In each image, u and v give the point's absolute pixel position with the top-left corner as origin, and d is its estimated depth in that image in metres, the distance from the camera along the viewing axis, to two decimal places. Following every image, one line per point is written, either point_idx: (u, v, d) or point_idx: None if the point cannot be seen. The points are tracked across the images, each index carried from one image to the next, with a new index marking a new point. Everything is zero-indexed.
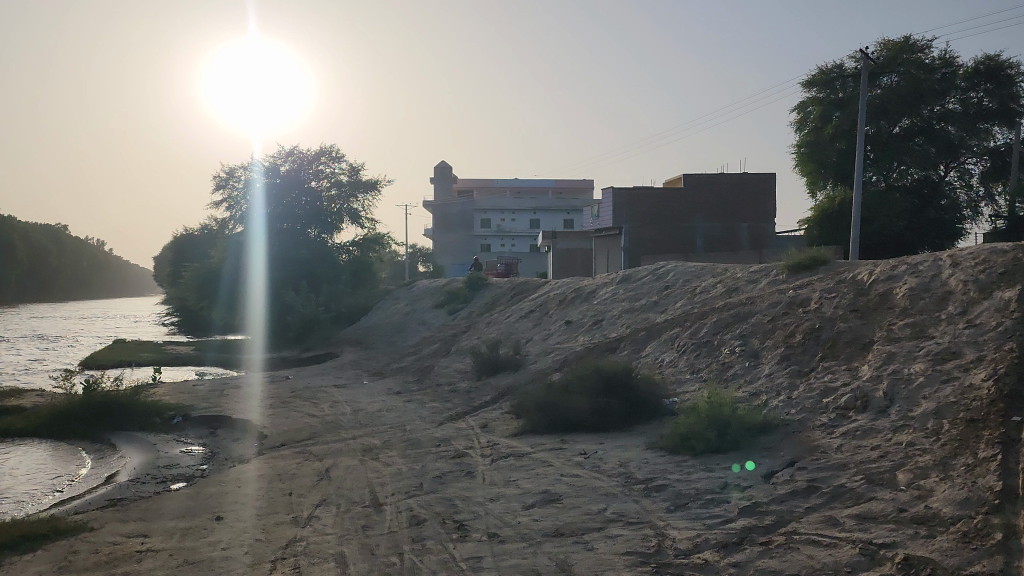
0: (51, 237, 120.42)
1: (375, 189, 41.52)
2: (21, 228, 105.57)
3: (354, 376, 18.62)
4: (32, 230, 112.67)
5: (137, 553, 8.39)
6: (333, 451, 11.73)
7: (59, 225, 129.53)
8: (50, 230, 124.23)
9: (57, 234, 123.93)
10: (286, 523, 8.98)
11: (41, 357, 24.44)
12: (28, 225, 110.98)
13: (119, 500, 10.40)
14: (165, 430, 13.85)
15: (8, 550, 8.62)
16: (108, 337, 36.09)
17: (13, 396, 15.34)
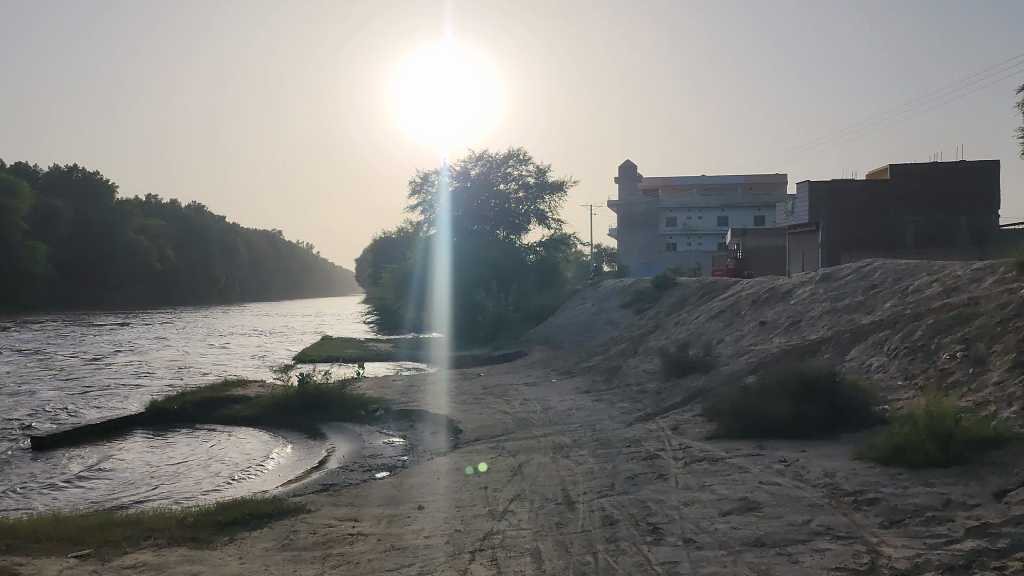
0: (270, 244, 132.38)
1: (561, 190, 41.97)
2: (244, 235, 116.81)
3: (543, 374, 18.96)
4: (251, 234, 124.08)
5: (349, 536, 9.00)
6: (525, 448, 11.99)
7: (275, 233, 142.00)
8: (269, 237, 136.65)
9: (275, 241, 135.97)
10: (483, 516, 9.28)
11: (261, 351, 26.87)
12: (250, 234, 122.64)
13: (332, 485, 11.20)
14: (369, 423, 14.76)
15: (238, 526, 9.55)
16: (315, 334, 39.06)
17: (238, 387, 16.90)
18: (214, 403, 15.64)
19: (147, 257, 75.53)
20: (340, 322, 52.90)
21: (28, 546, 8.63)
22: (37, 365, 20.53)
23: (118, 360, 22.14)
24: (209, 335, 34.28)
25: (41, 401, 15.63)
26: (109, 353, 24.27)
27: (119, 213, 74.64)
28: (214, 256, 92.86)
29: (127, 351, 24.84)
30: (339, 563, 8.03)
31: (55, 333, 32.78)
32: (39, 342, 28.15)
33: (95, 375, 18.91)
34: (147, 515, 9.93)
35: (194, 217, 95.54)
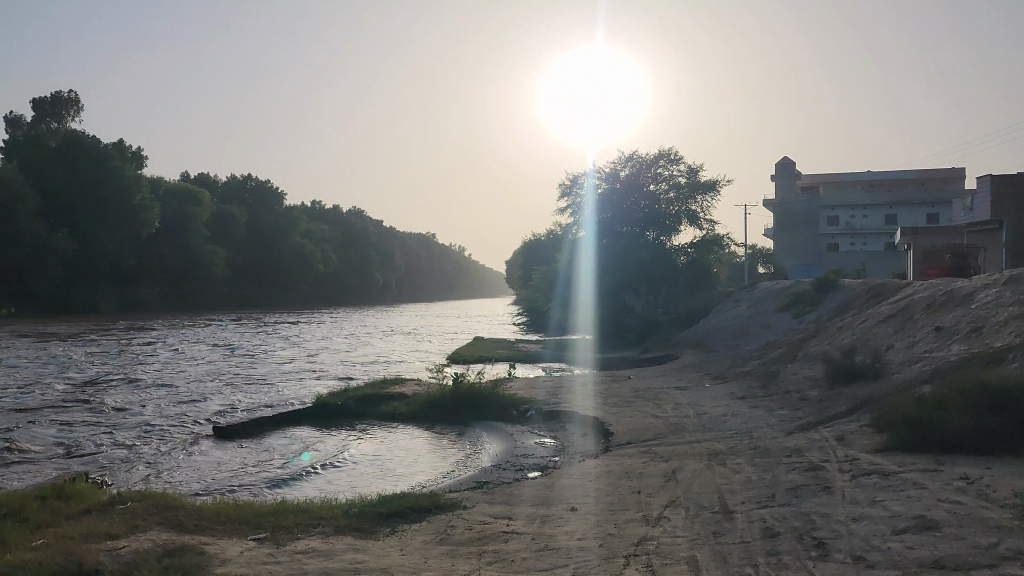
0: (424, 246, 137.36)
1: (715, 189, 40.82)
2: (400, 237, 121.79)
3: (695, 379, 18.51)
4: (406, 237, 128.91)
5: (504, 534, 9.15)
6: (679, 454, 11.76)
7: (429, 236, 147.08)
8: (424, 239, 141.87)
9: (429, 243, 140.98)
10: (637, 520, 9.18)
11: (417, 350, 27.85)
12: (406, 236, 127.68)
13: (485, 483, 11.43)
14: (520, 422, 14.94)
15: (399, 519, 9.93)
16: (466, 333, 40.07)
17: (395, 384, 17.62)
18: (373, 399, 16.36)
19: (312, 258, 80.14)
20: (490, 322, 53.97)
21: (212, 527, 9.36)
22: (220, 360, 22.29)
23: (290, 356, 23.66)
24: (368, 334, 35.95)
25: (221, 393, 16.94)
26: (280, 349, 25.97)
27: (288, 218, 79.60)
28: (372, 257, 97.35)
29: (297, 348, 26.49)
30: (495, 560, 8.18)
31: (235, 331, 35.51)
32: (219, 338, 30.50)
33: (269, 370, 20.29)
34: (315, 503, 10.55)
35: (354, 222, 100.40)
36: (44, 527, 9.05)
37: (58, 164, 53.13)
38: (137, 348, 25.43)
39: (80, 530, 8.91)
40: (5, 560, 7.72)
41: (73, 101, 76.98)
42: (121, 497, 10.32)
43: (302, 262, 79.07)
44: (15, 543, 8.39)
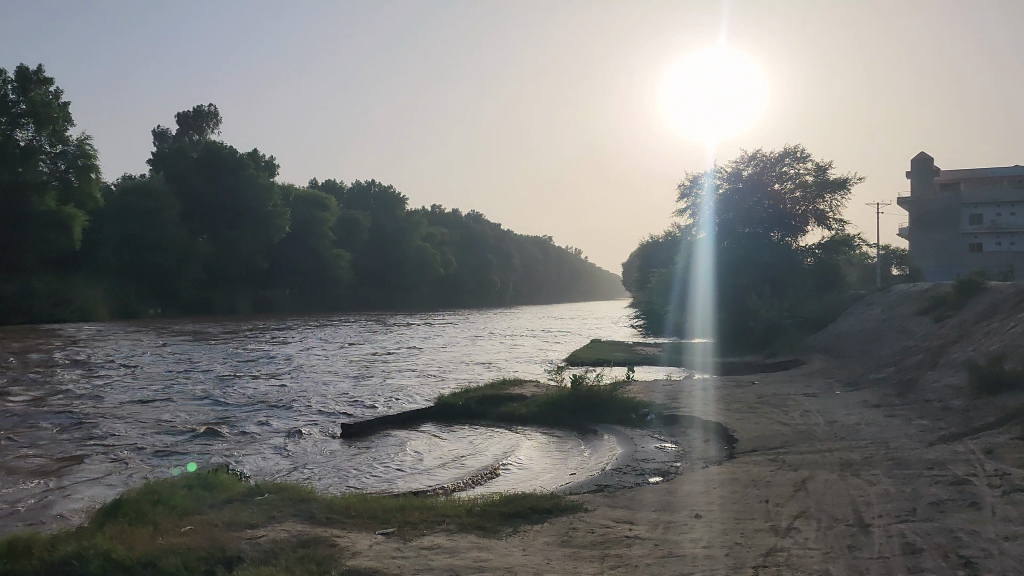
0: (541, 249, 138.12)
1: (845, 187, 39.06)
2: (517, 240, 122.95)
3: (825, 385, 17.74)
4: (522, 239, 129.98)
5: (626, 539, 9.06)
6: (809, 463, 11.32)
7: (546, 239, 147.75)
8: (541, 242, 142.66)
9: (546, 245, 141.64)
10: (765, 531, 8.89)
11: (536, 352, 28.00)
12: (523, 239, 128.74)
13: (606, 487, 11.36)
14: (641, 427, 14.74)
15: (520, 518, 10.02)
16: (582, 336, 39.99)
17: (514, 386, 17.76)
18: (493, 400, 16.55)
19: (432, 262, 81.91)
20: (607, 325, 53.63)
21: (343, 520, 9.72)
22: (348, 359, 23.13)
23: (412, 356, 24.29)
24: (486, 335, 36.44)
25: (348, 392, 17.59)
26: (404, 350, 26.69)
27: (409, 222, 81.66)
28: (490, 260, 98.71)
29: (420, 349, 27.16)
30: (618, 565, 8.11)
31: (360, 332, 36.81)
32: (346, 338, 31.65)
33: (393, 369, 20.89)
34: (440, 500, 10.78)
35: (472, 225, 102.01)
36: (190, 514, 9.64)
37: (201, 172, 57.04)
38: (271, 347, 26.75)
39: (222, 518, 9.44)
40: (157, 543, 8.29)
41: (213, 114, 81.79)
42: (258, 488, 10.87)
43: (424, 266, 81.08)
44: (164, 527, 8.98)
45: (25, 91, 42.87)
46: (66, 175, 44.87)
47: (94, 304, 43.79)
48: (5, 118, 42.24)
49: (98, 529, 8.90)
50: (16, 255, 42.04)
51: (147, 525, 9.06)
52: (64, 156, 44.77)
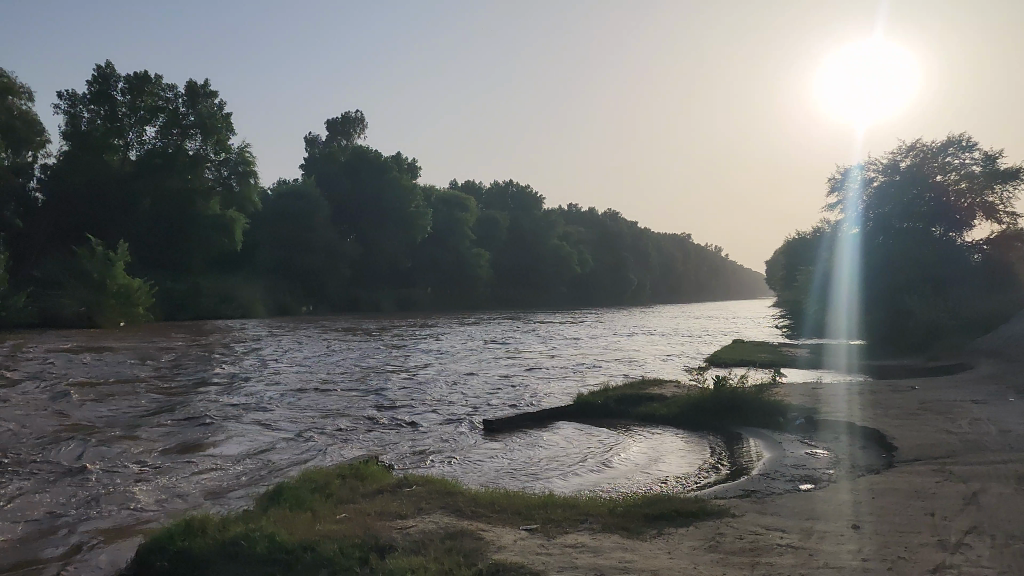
0: (679, 247, 135.70)
1: (1019, 178, 35.49)
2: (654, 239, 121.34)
3: (996, 392, 16.43)
4: (660, 237, 128.10)
5: (777, 547, 8.73)
6: (980, 475, 10.52)
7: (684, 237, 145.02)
8: (679, 239, 140.14)
9: (684, 244, 138.96)
10: (932, 546, 8.34)
11: (677, 352, 27.51)
12: (660, 237, 126.89)
13: (754, 492, 11.00)
14: (790, 431, 14.16)
15: (665, 521, 9.85)
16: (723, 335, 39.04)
17: (655, 386, 17.49)
18: (633, 400, 16.38)
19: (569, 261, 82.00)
20: (752, 326, 51.95)
21: (488, 515, 9.91)
22: (490, 357, 23.58)
23: (553, 355, 24.46)
24: (624, 334, 36.22)
25: (488, 388, 17.92)
26: (545, 349, 26.93)
27: (546, 221, 82.24)
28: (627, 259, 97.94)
29: (560, 348, 27.33)
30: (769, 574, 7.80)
31: (501, 330, 37.51)
32: (486, 336, 32.25)
33: (533, 368, 21.11)
34: (583, 499, 10.79)
35: (609, 223, 101.53)
36: (345, 502, 10.10)
37: (349, 176, 60.19)
38: (415, 344, 27.66)
39: (374, 507, 9.86)
40: (316, 528, 8.74)
41: (359, 120, 85.64)
42: (406, 480, 11.26)
43: (562, 266, 81.43)
44: (322, 514, 9.47)
45: (193, 104, 46.34)
46: (229, 180, 48.27)
47: (252, 302, 46.75)
48: (176, 130, 45.87)
49: (262, 513, 9.49)
50: (184, 256, 45.51)
51: (306, 511, 9.58)
52: (227, 163, 47.97)
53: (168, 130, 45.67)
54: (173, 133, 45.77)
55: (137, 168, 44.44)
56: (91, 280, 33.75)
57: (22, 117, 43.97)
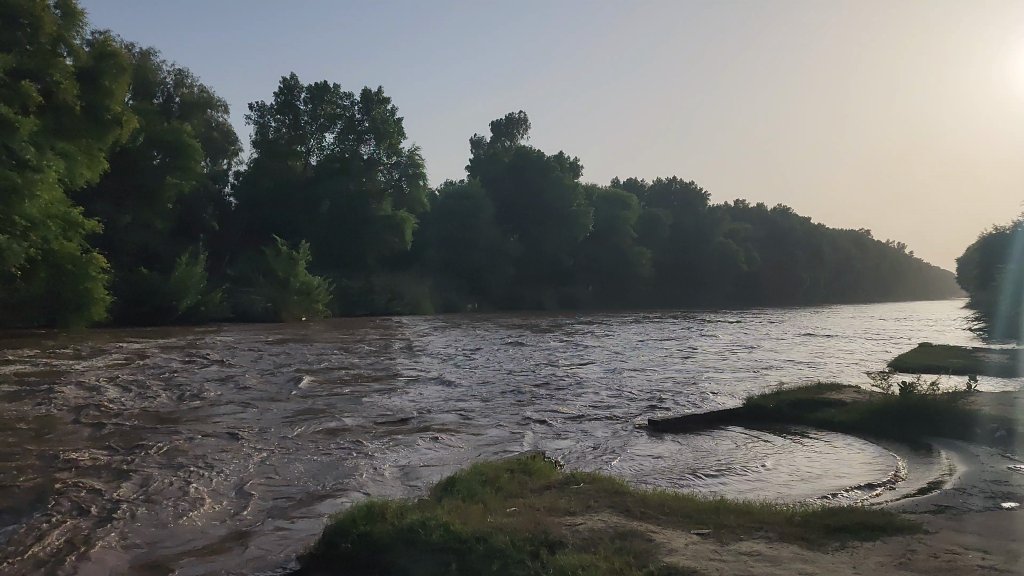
0: (857, 244, 127.76)
1: None
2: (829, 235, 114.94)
3: None
4: (835, 233, 121.26)
5: (978, 569, 8.01)
6: None
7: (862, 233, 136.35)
8: (856, 235, 131.94)
9: (862, 239, 130.66)
10: None
11: (861, 355, 25.84)
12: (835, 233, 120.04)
13: (947, 508, 10.17)
14: (988, 443, 12.95)
15: (848, 534, 9.28)
16: (912, 338, 36.30)
17: (833, 390, 16.57)
18: (808, 405, 15.59)
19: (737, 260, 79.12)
20: (942, 327, 48.19)
21: (658, 516, 9.74)
22: (657, 357, 23.25)
23: (723, 355, 23.76)
24: (799, 335, 34.66)
25: (655, 388, 17.69)
26: (715, 348, 26.22)
27: (710, 218, 80.05)
28: (799, 256, 93.35)
29: (730, 348, 26.49)
30: None
31: (669, 329, 36.96)
32: (653, 335, 31.75)
33: (702, 368, 20.63)
34: (757, 506, 10.40)
35: (779, 219, 97.39)
36: (514, 496, 10.25)
37: (512, 174, 61.54)
38: (580, 342, 27.69)
39: (543, 503, 9.96)
40: (489, 520, 8.92)
41: (522, 121, 87.05)
42: (574, 477, 11.29)
43: (728, 265, 78.73)
44: (493, 507, 9.66)
45: (368, 110, 48.54)
46: (399, 183, 50.34)
47: (419, 299, 48.54)
48: (352, 135, 48.54)
49: (438, 502, 9.82)
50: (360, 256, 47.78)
51: (477, 503, 9.82)
52: (398, 166, 50.07)
53: (345, 135, 48.45)
54: (349, 138, 48.45)
55: (317, 173, 47.37)
56: (277, 277, 36.38)
57: (218, 129, 48.11)
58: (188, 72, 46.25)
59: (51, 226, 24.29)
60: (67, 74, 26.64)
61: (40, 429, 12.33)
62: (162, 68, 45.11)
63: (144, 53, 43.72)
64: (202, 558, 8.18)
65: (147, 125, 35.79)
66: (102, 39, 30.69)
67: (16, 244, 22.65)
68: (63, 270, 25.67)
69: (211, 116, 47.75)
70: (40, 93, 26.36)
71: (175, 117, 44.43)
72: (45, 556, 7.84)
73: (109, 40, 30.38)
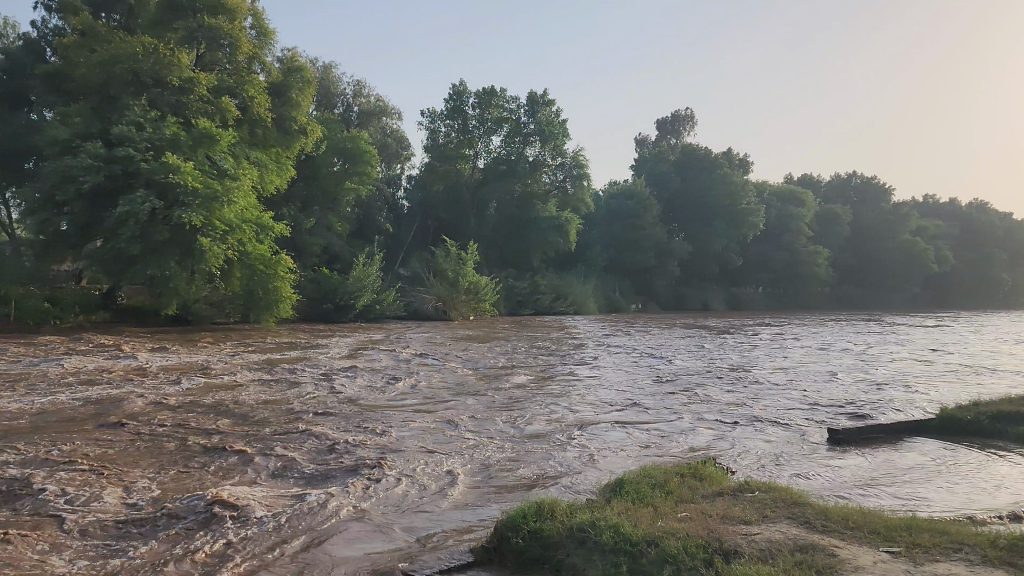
0: None
1: None
2: None
3: None
4: None
5: None
6: None
7: None
8: None
9: None
10: None
11: None
12: None
13: None
14: None
15: None
16: None
17: None
18: (1015, 418, 14.11)
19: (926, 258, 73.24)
20: None
21: (842, 531, 9.16)
22: (841, 362, 21.91)
23: (915, 361, 22.09)
24: (1006, 340, 31.52)
25: (836, 395, 16.77)
26: (905, 353, 24.41)
27: (895, 213, 74.53)
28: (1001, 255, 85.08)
29: (922, 353, 24.55)
30: None
31: (854, 332, 34.75)
32: (835, 338, 30.01)
33: (892, 375, 19.24)
34: (954, 525, 9.53)
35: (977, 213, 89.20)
36: (685, 501, 10.01)
37: (680, 172, 60.62)
38: (754, 344, 26.72)
39: (716, 510, 9.66)
40: (661, 525, 8.75)
41: (690, 117, 85.32)
42: (748, 485, 10.84)
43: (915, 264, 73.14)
44: (664, 511, 9.48)
45: (534, 112, 49.00)
46: (564, 183, 50.41)
47: (584, 299, 48.76)
48: (518, 138, 49.02)
49: (608, 502, 9.76)
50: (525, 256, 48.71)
51: (648, 506, 9.66)
52: (563, 167, 50.10)
53: (511, 138, 49.02)
54: (516, 141, 48.92)
55: (484, 176, 49.30)
56: (447, 277, 37.76)
57: (392, 135, 50.46)
58: (366, 83, 48.78)
59: (246, 229, 26.23)
60: (259, 87, 28.69)
61: (237, 417, 13.37)
62: (343, 80, 47.88)
63: (326, 67, 46.65)
64: (378, 535, 8.56)
65: (329, 134, 38.16)
66: (290, 55, 32.93)
67: (215, 245, 24.67)
68: (256, 270, 27.62)
69: (387, 123, 50.16)
70: (238, 107, 28.72)
71: (353, 125, 47.15)
72: (238, 520, 8.47)
73: (296, 56, 32.56)
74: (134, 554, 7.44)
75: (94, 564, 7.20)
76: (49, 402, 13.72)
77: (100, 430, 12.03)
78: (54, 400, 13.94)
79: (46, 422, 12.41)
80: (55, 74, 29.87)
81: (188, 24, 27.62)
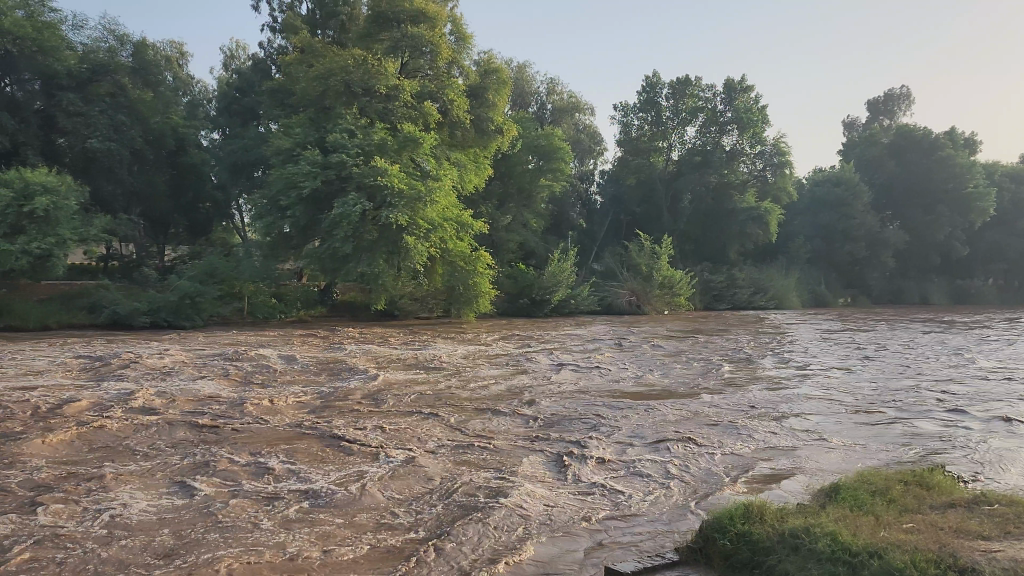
0: None
1: None
2: None
3: None
4: None
5: None
6: None
7: None
8: None
9: None
10: None
11: None
12: None
13: None
14: None
15: None
16: None
17: None
18: None
19: None
20: None
21: None
22: None
23: None
24: None
25: None
26: None
27: None
28: None
29: None
30: None
31: None
32: None
33: None
34: None
35: None
36: (912, 512, 9.21)
37: (894, 158, 56.08)
38: (990, 342, 24.14)
39: (948, 523, 8.81)
40: (884, 535, 8.11)
41: (905, 95, 78.84)
42: (986, 497, 9.77)
43: None
44: (888, 521, 8.77)
45: (731, 100, 47.01)
46: (764, 172, 48.10)
47: (787, 292, 46.53)
48: (715, 127, 47.37)
49: (822, 508, 9.21)
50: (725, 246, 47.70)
51: (868, 515, 8.99)
52: (763, 155, 47.61)
53: (706, 128, 47.57)
54: (711, 130, 47.43)
55: (679, 168, 48.10)
56: (643, 273, 37.55)
57: (585, 131, 50.86)
58: (559, 80, 49.37)
59: (448, 228, 27.24)
60: (458, 90, 29.78)
61: (447, 407, 14.06)
62: (537, 79, 48.89)
63: (521, 67, 47.86)
64: (582, 528, 8.60)
65: (523, 133, 39.12)
66: (486, 58, 34.00)
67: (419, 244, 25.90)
68: (457, 268, 28.69)
69: (580, 120, 50.57)
70: (439, 111, 29.94)
71: (547, 123, 48.08)
72: (452, 513, 8.67)
73: (493, 58, 33.49)
74: (379, 545, 7.64)
75: (341, 546, 7.56)
76: (280, 389, 15.13)
77: (327, 415, 13.12)
78: (289, 386, 15.42)
79: (282, 405, 13.75)
80: (280, 89, 32.76)
81: (393, 35, 29.22)
